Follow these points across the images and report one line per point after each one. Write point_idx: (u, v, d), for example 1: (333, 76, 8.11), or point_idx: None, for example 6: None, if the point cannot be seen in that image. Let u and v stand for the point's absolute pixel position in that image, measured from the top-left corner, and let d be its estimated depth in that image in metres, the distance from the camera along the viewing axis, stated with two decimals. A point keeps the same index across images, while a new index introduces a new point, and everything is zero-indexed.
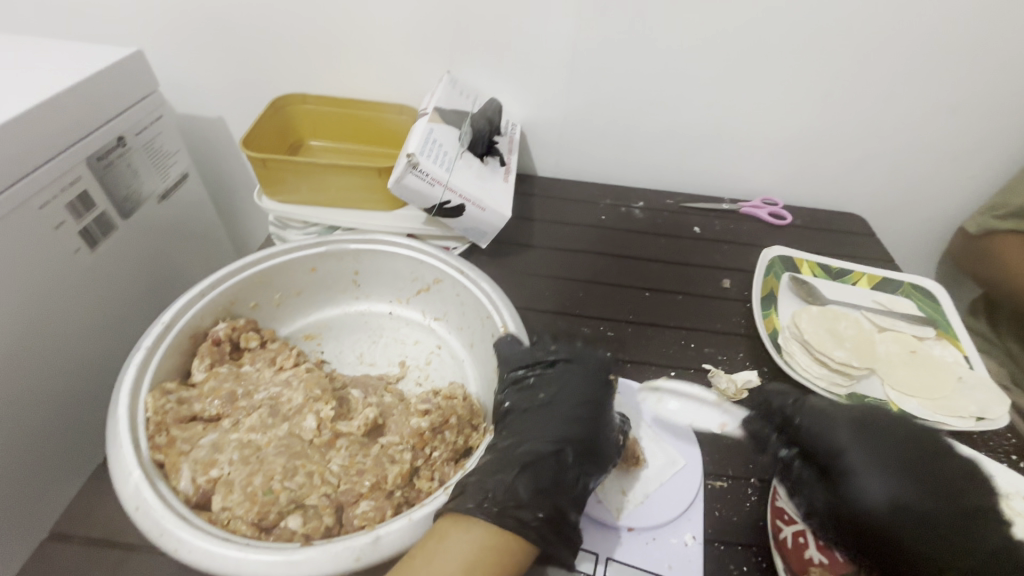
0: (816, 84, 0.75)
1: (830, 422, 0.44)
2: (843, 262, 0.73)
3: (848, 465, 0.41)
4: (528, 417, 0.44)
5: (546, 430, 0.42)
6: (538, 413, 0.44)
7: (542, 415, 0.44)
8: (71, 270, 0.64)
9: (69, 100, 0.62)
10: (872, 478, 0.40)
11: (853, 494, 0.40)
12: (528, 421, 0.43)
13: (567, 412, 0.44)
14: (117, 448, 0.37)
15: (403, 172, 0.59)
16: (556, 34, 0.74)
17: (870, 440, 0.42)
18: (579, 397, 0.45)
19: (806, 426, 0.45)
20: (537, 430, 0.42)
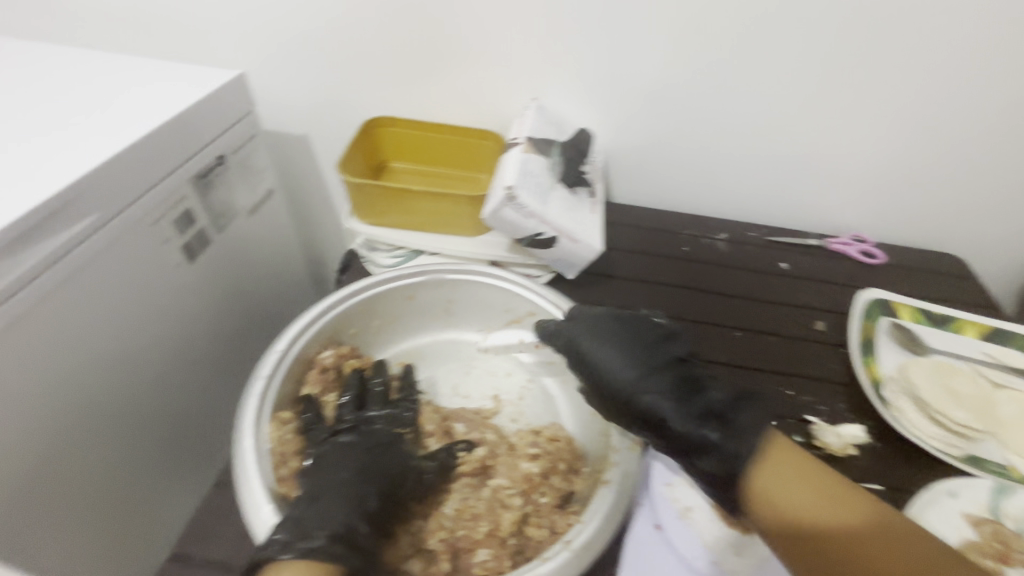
0: (918, 119, 0.72)
1: (627, 340, 0.48)
2: (946, 308, 0.69)
3: (605, 364, 0.47)
4: (344, 441, 0.44)
5: (366, 455, 0.43)
6: (359, 440, 0.45)
7: (367, 440, 0.44)
8: (173, 283, 0.67)
9: (182, 121, 0.65)
10: (613, 378, 0.46)
11: (641, 401, 0.45)
12: (347, 446, 0.44)
13: (360, 458, 0.42)
14: (245, 478, 0.39)
15: (500, 204, 0.59)
16: (647, 64, 0.73)
17: (614, 345, 0.47)
18: (357, 449, 0.43)
19: (592, 348, 0.48)
20: (340, 464, 0.42)
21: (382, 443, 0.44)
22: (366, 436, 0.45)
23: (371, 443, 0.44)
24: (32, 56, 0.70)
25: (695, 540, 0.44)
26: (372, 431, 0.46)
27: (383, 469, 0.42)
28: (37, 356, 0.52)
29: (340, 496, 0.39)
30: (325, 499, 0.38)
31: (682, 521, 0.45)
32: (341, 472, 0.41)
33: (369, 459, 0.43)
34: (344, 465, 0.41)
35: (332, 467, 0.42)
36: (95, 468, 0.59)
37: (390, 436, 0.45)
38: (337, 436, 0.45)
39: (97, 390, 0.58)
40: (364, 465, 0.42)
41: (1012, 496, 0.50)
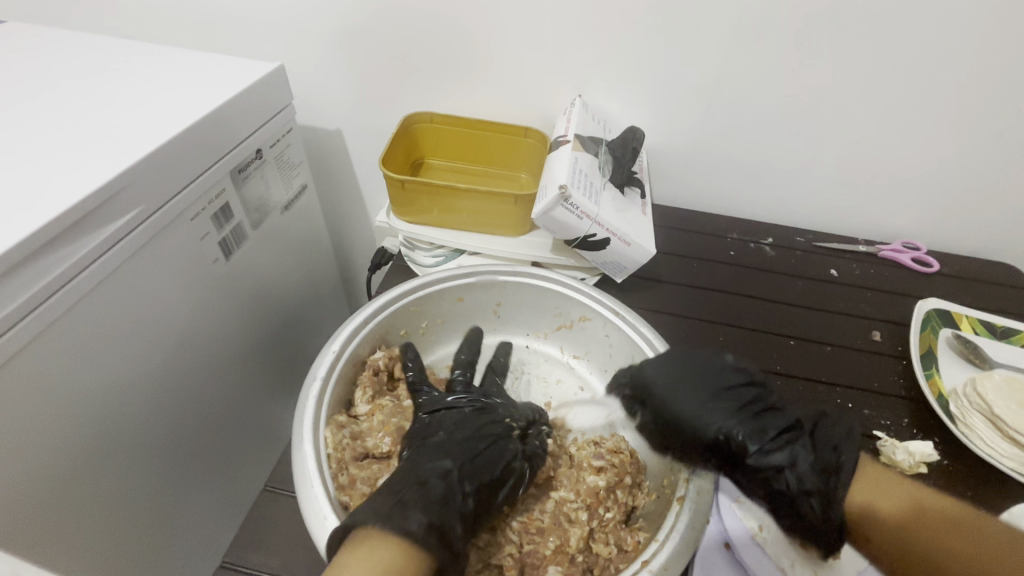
0: (987, 123, 0.68)
1: (699, 385, 0.45)
2: (1008, 321, 0.66)
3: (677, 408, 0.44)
4: (448, 427, 0.43)
5: (473, 450, 0.41)
6: (462, 425, 0.43)
7: (472, 430, 0.43)
8: (210, 279, 0.66)
9: (222, 114, 0.63)
10: (692, 422, 0.43)
11: (720, 437, 0.43)
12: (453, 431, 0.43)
13: (465, 441, 0.42)
14: (307, 486, 0.36)
15: (553, 204, 0.57)
16: (698, 61, 0.70)
17: (688, 388, 0.45)
18: (466, 432, 0.42)
19: (666, 396, 0.45)
20: (447, 454, 0.40)
21: (488, 437, 0.42)
22: (470, 423, 0.44)
23: (474, 436, 0.42)
24: (70, 45, 0.69)
25: (768, 562, 0.43)
26: (475, 419, 0.44)
27: (486, 467, 0.40)
28: (73, 358, 0.50)
29: (441, 484, 0.37)
30: (432, 487, 0.37)
31: (754, 542, 0.44)
32: (445, 461, 0.39)
33: (471, 454, 0.41)
34: (449, 456, 0.40)
35: (434, 454, 0.40)
36: (133, 466, 0.58)
37: (497, 430, 0.43)
38: (440, 424, 0.44)
39: (138, 388, 0.57)
40: (467, 460, 0.40)
41: None
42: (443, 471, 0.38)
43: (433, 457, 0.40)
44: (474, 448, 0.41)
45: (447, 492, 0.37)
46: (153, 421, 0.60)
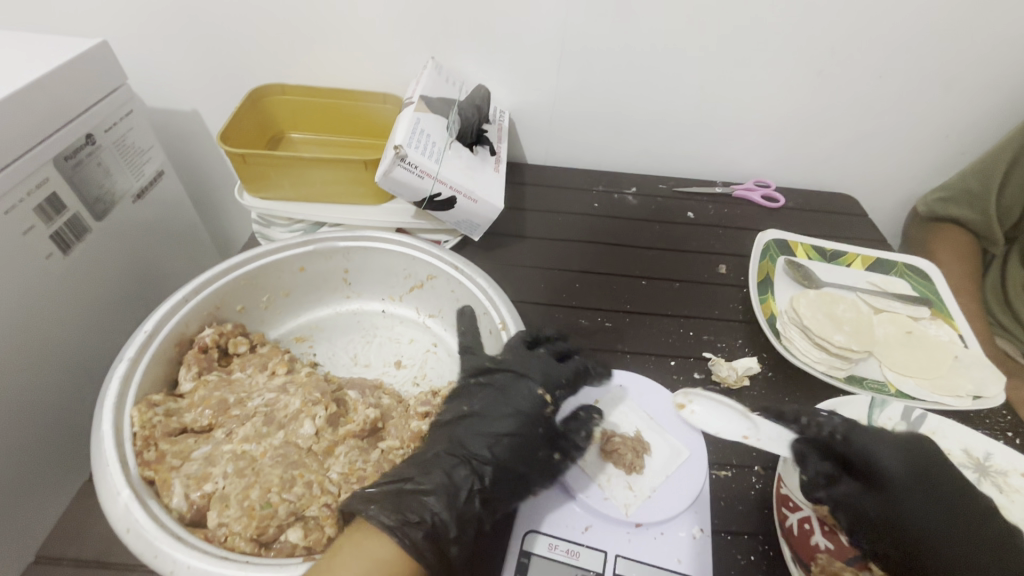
0: (806, 63, 0.73)
1: (955, 513, 0.40)
2: (837, 244, 0.73)
3: (913, 513, 0.40)
4: (485, 406, 0.45)
5: (510, 422, 0.44)
6: (496, 402, 0.46)
7: (510, 403, 0.46)
8: (45, 277, 0.60)
9: (32, 96, 0.57)
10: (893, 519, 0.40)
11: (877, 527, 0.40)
12: (492, 408, 0.46)
13: (455, 437, 0.43)
14: (103, 466, 0.36)
15: (390, 165, 0.57)
16: (542, 16, 0.70)
17: (928, 494, 0.41)
18: (495, 412, 0.45)
19: (903, 494, 0.41)
20: (477, 436, 0.43)
21: (531, 409, 0.45)
22: (508, 398, 0.46)
23: (519, 409, 0.45)
24: None
25: (588, 480, 0.45)
26: (511, 391, 0.46)
27: (513, 451, 0.43)
28: None
29: (447, 476, 0.40)
30: (434, 474, 0.40)
31: (576, 464, 0.46)
32: (478, 447, 0.43)
33: (513, 433, 0.44)
34: (481, 442, 0.43)
35: (474, 438, 0.43)
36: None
37: (528, 383, 0.46)
38: (470, 401, 0.46)
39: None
40: (523, 431, 0.44)
41: (886, 408, 0.52)
42: (460, 459, 0.41)
43: (473, 442, 0.43)
44: (517, 421, 0.45)
45: (485, 476, 0.41)
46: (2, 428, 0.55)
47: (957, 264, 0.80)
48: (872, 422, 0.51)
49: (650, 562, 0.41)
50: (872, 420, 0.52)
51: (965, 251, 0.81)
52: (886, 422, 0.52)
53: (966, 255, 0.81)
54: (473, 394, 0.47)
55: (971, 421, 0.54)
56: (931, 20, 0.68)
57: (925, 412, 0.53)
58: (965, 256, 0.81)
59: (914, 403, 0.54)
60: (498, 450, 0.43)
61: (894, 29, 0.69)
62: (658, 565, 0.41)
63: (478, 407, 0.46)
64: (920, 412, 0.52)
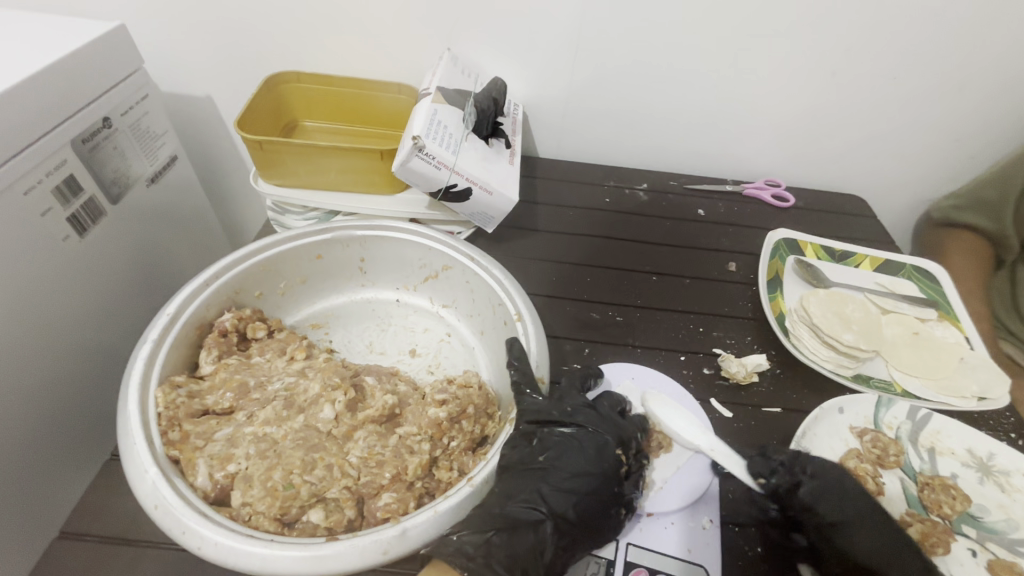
0: (822, 63, 0.73)
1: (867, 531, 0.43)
2: (846, 244, 0.73)
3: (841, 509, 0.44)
4: (554, 457, 0.43)
5: (585, 474, 0.42)
6: (572, 454, 0.43)
7: (590, 456, 0.43)
8: (62, 259, 0.60)
9: (51, 78, 0.57)
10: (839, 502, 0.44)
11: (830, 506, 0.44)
12: (561, 459, 0.43)
13: (533, 485, 0.41)
14: (130, 444, 0.37)
15: (408, 155, 0.57)
16: (557, 10, 0.70)
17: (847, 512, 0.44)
18: (577, 461, 0.43)
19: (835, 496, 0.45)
20: (556, 488, 0.41)
21: (613, 461, 0.43)
22: (584, 451, 0.44)
23: (598, 466, 0.43)
24: None
25: None
26: (585, 444, 0.44)
27: (594, 507, 0.41)
28: None
29: (535, 534, 0.38)
30: (522, 533, 0.38)
31: None
32: (560, 504, 0.40)
33: (590, 486, 0.42)
34: (562, 499, 0.41)
35: (553, 494, 0.41)
36: (9, 455, 0.54)
37: (601, 437, 0.45)
38: (540, 452, 0.43)
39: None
40: (603, 486, 0.42)
41: (892, 407, 0.54)
42: (543, 514, 0.39)
43: (553, 498, 0.41)
44: (594, 476, 0.42)
45: (558, 531, 0.39)
46: (25, 408, 0.56)
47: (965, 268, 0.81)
48: (877, 422, 0.53)
49: (659, 549, 0.42)
50: (877, 420, 0.53)
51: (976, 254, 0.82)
52: (892, 422, 0.53)
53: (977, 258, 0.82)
54: (542, 442, 0.44)
55: (975, 421, 0.55)
56: (944, 24, 0.68)
57: (930, 411, 0.53)
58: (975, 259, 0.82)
59: (920, 402, 0.55)
60: (582, 507, 0.41)
61: (907, 32, 0.69)
62: (666, 553, 0.42)
63: (550, 458, 0.43)
64: (925, 412, 0.53)
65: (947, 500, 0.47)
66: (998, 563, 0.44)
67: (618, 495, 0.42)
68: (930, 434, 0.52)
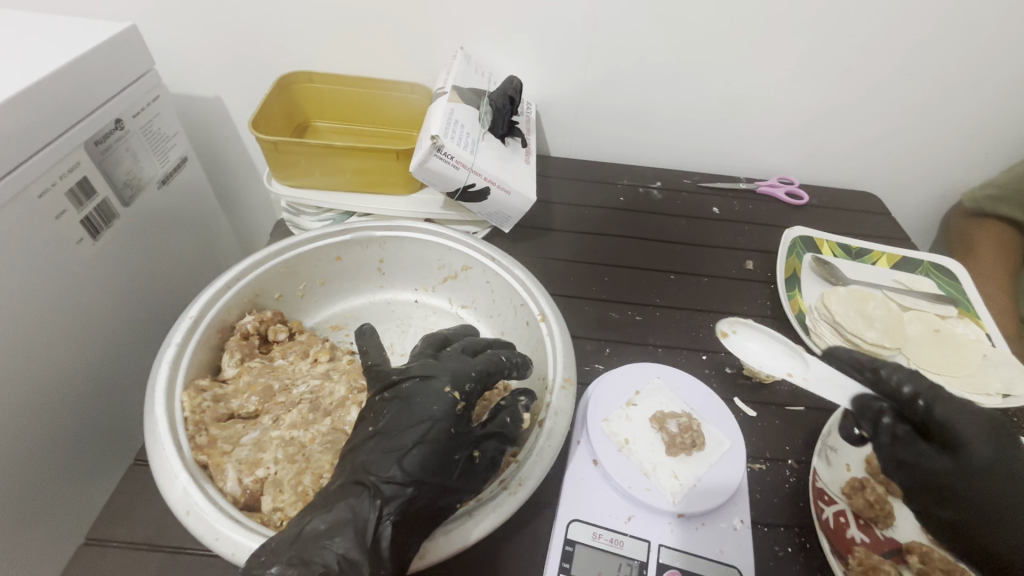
0: (837, 60, 0.73)
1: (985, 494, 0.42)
2: (863, 242, 0.73)
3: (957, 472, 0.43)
4: (387, 421, 0.38)
5: (417, 431, 0.37)
6: (400, 414, 0.38)
7: (421, 410, 0.39)
8: (77, 261, 0.60)
9: (65, 80, 0.57)
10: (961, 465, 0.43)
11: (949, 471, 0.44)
12: (396, 420, 0.38)
13: (358, 456, 0.37)
14: (159, 449, 0.36)
15: (427, 154, 0.56)
16: (571, 7, 0.70)
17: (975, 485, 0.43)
18: (408, 418, 0.38)
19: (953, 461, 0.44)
20: (381, 453, 0.36)
21: (441, 404, 0.39)
22: (412, 405, 0.39)
23: (427, 415, 0.38)
24: None
25: (633, 470, 0.45)
26: (415, 397, 0.39)
27: (427, 464, 0.36)
28: None
29: (351, 511, 0.34)
30: (342, 505, 0.34)
31: (622, 455, 0.46)
32: (386, 469, 0.36)
33: (422, 448, 0.37)
34: (386, 461, 0.36)
35: (378, 458, 0.36)
36: (31, 460, 0.54)
37: (431, 388, 0.40)
38: (370, 421, 0.39)
39: (17, 378, 0.52)
40: (431, 438, 0.37)
41: None
42: (364, 486, 0.35)
43: (376, 464, 0.36)
44: (423, 427, 0.38)
45: (409, 500, 0.35)
46: (46, 412, 0.55)
47: (995, 263, 0.78)
48: None
49: (692, 550, 0.42)
50: None
51: (1005, 246, 0.79)
52: None
53: (1007, 252, 0.79)
54: (377, 411, 0.39)
55: (1001, 418, 0.54)
56: (960, 18, 0.68)
57: None
58: (1004, 252, 0.79)
59: None
60: (416, 465, 0.36)
61: (924, 26, 0.69)
62: (699, 555, 0.42)
63: (380, 422, 0.38)
64: None
65: None
66: None
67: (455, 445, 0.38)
68: None
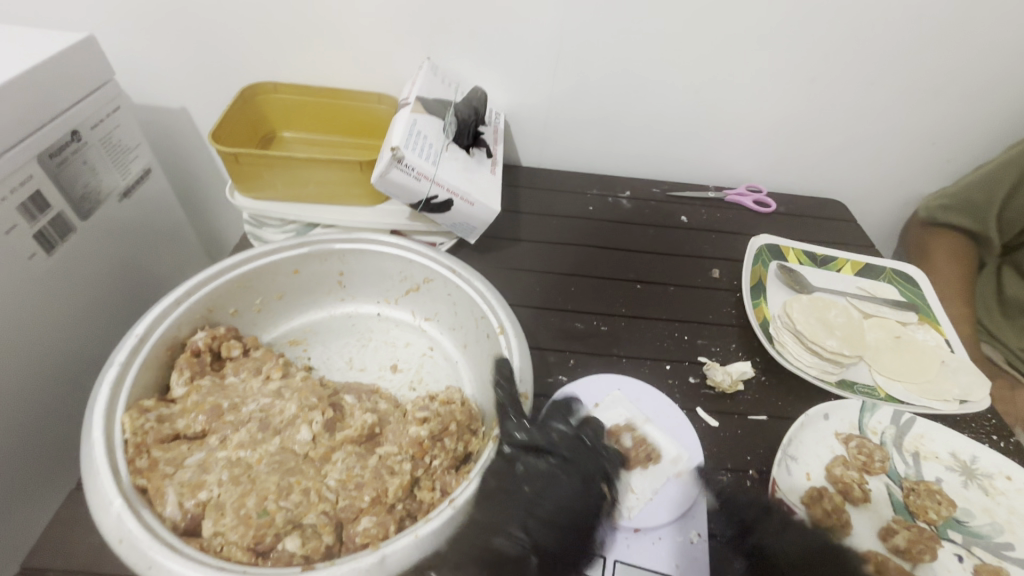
0: (799, 71, 0.74)
1: None
2: (827, 249, 0.74)
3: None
4: (541, 489, 0.41)
5: (570, 510, 0.41)
6: (555, 486, 0.42)
7: (572, 487, 0.42)
8: (28, 276, 0.58)
9: (16, 92, 0.55)
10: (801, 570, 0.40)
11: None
12: (546, 490, 0.41)
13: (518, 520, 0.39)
14: (95, 474, 0.35)
15: (388, 166, 0.56)
16: (538, 20, 0.70)
17: None
18: (567, 490, 0.41)
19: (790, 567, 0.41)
20: (539, 526, 0.40)
21: (593, 493, 0.42)
22: (566, 481, 0.42)
23: (581, 498, 0.42)
24: None
25: None
26: (572, 474, 0.42)
27: (574, 541, 0.40)
28: None
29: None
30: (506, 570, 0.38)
31: None
32: (542, 538, 0.39)
33: (574, 526, 0.41)
34: (547, 532, 0.39)
35: (540, 528, 0.40)
36: None
37: (587, 468, 0.43)
38: (524, 481, 0.41)
39: None
40: (584, 520, 0.41)
41: (877, 412, 0.54)
42: (524, 551, 0.39)
43: (537, 532, 0.39)
44: (577, 510, 0.41)
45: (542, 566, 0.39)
46: None
47: (957, 272, 0.80)
48: (862, 427, 0.53)
49: (647, 565, 0.42)
50: (863, 425, 0.53)
51: (960, 255, 0.81)
52: (877, 427, 0.53)
53: (962, 260, 0.81)
54: (529, 473, 0.42)
55: (959, 425, 0.55)
56: (917, 32, 0.69)
57: (914, 416, 0.54)
58: (961, 260, 0.81)
59: (904, 407, 0.55)
60: (564, 541, 0.40)
61: (881, 39, 0.70)
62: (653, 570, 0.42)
63: (537, 488, 0.41)
64: (909, 417, 0.53)
65: (932, 505, 0.47)
66: (985, 567, 0.44)
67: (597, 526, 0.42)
68: (914, 438, 0.52)
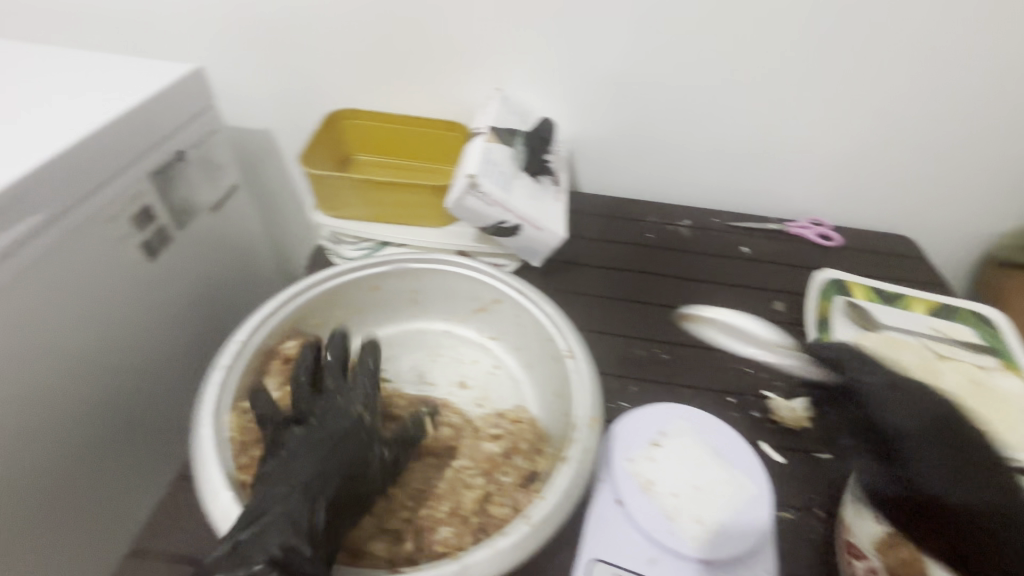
0: (865, 105, 0.74)
1: None
2: (895, 286, 0.72)
3: None
4: (306, 437, 0.40)
5: (335, 444, 0.40)
6: (313, 430, 0.41)
7: (336, 428, 0.41)
8: (132, 282, 0.64)
9: (137, 118, 0.62)
10: None
11: None
12: (320, 433, 0.41)
13: (297, 469, 0.38)
14: (204, 466, 0.39)
15: (464, 192, 0.60)
16: (605, 53, 0.73)
17: None
18: (337, 429, 0.41)
19: None
20: (306, 463, 0.38)
21: (347, 421, 0.42)
22: (325, 425, 0.41)
23: (333, 431, 0.41)
24: None
25: (657, 513, 0.46)
26: (329, 416, 0.42)
27: (341, 468, 0.39)
28: None
29: (298, 508, 0.35)
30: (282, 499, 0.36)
31: (646, 497, 0.46)
32: (308, 474, 0.37)
33: (327, 459, 0.39)
34: (309, 466, 0.38)
35: (303, 465, 0.38)
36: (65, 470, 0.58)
37: (343, 407, 0.43)
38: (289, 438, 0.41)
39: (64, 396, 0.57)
40: (344, 444, 0.40)
41: None
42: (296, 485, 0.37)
43: (302, 470, 0.38)
44: (348, 441, 0.40)
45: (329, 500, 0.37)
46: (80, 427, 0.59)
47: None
48: None
49: None
50: None
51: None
52: None
53: None
54: (305, 426, 0.42)
55: None
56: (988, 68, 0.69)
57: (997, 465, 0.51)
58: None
59: None
60: (326, 471, 0.38)
61: (949, 75, 0.70)
62: None
63: (300, 438, 0.40)
64: None
65: None
66: None
67: (364, 452, 0.41)
68: None
